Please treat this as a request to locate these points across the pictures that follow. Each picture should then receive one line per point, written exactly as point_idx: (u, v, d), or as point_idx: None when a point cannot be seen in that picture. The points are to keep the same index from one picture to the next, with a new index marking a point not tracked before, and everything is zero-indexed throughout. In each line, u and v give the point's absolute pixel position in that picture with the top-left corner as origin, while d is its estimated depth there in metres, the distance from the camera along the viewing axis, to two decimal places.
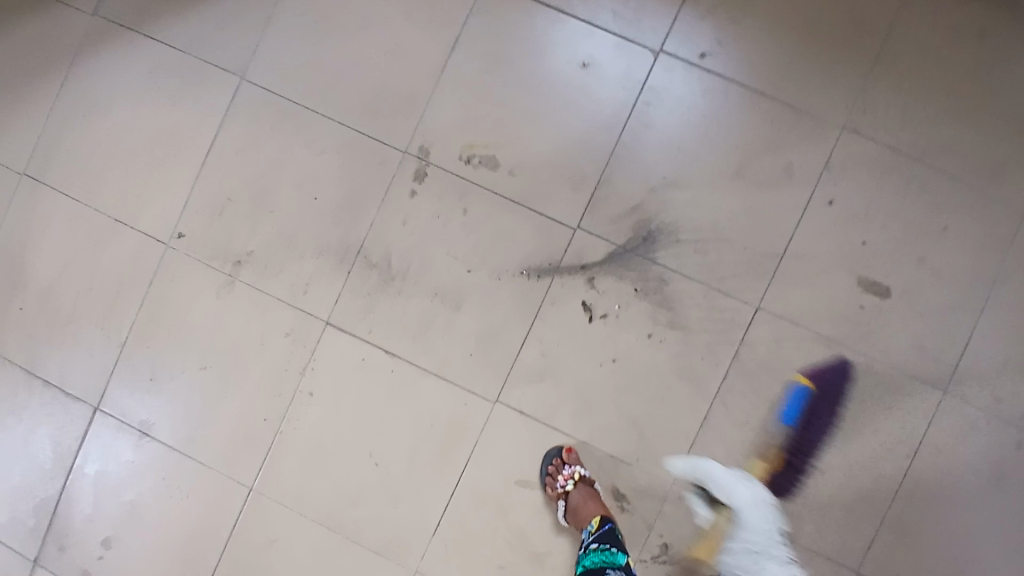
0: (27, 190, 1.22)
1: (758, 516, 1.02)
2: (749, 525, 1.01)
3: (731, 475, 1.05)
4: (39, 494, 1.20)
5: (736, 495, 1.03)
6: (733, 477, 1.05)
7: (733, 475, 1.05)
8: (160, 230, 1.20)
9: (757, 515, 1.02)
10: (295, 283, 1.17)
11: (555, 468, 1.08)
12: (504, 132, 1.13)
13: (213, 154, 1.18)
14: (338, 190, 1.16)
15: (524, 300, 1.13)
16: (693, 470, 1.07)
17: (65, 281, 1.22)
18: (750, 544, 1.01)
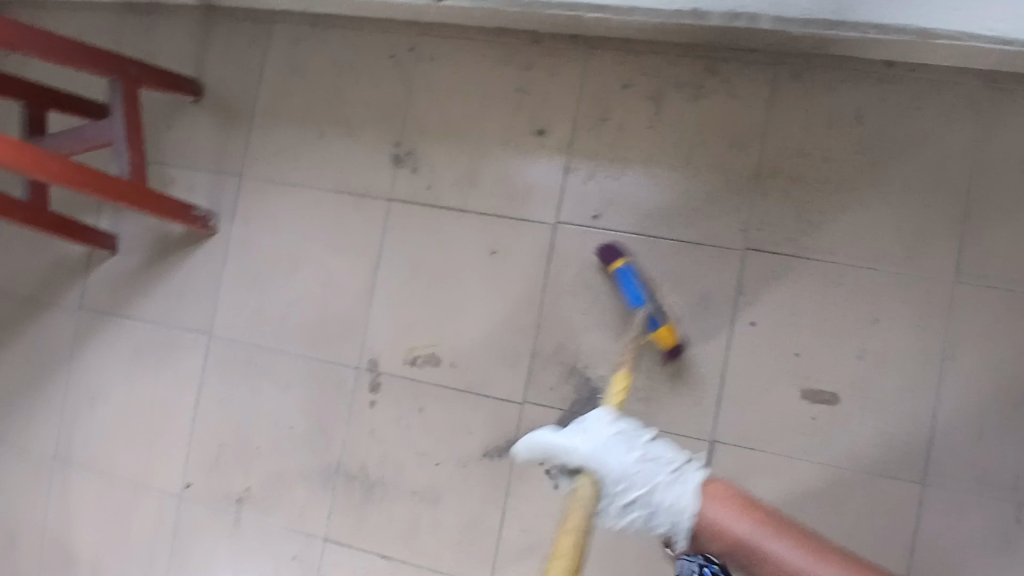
0: (59, 473, 1.39)
1: (609, 456, 0.81)
2: (603, 477, 0.81)
3: (579, 429, 0.84)
4: None
5: (580, 457, 0.81)
6: (589, 430, 0.83)
7: (574, 436, 0.84)
8: (172, 485, 1.33)
9: (614, 457, 0.81)
10: (292, 507, 1.27)
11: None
12: (438, 330, 1.23)
13: (200, 408, 1.32)
14: (309, 415, 1.27)
15: (493, 480, 1.19)
16: (534, 453, 0.85)
17: (105, 546, 1.36)
18: (625, 482, 0.81)
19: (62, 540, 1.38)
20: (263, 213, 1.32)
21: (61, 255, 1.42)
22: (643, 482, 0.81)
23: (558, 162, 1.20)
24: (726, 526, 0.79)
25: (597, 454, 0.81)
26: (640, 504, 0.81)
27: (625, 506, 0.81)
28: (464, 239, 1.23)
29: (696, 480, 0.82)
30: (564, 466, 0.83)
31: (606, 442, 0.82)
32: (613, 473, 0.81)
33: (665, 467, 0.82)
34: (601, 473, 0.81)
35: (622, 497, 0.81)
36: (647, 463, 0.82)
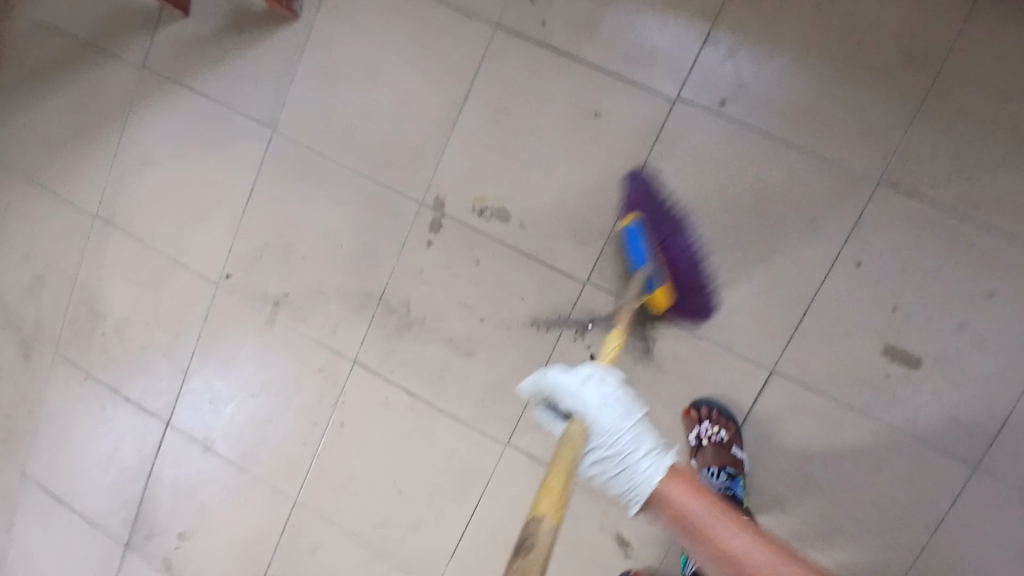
0: (98, 230, 1.36)
1: (602, 416, 0.84)
2: (592, 427, 0.84)
3: (585, 378, 0.87)
4: (129, 490, 1.43)
5: (580, 403, 0.85)
6: (593, 382, 0.86)
7: (580, 381, 0.87)
8: (209, 272, 1.30)
9: (606, 410, 0.85)
10: (325, 323, 1.24)
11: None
12: (514, 184, 1.13)
13: (248, 203, 1.26)
14: (359, 238, 1.21)
15: (534, 350, 1.15)
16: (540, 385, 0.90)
17: (136, 313, 1.36)
18: (613, 441, 0.84)
19: (95, 296, 1.38)
20: (353, 7, 1.18)
21: (128, 3, 1.30)
22: (621, 444, 0.84)
23: (697, 30, 1.05)
24: (685, 511, 0.79)
25: (588, 404, 0.85)
26: (608, 457, 0.84)
27: (601, 456, 0.85)
28: (568, 92, 1.09)
29: (669, 464, 0.83)
30: (562, 406, 0.88)
31: (611, 402, 0.84)
32: (609, 427, 0.84)
33: (641, 441, 0.84)
34: (597, 426, 0.84)
35: (603, 450, 0.85)
36: (636, 434, 0.84)
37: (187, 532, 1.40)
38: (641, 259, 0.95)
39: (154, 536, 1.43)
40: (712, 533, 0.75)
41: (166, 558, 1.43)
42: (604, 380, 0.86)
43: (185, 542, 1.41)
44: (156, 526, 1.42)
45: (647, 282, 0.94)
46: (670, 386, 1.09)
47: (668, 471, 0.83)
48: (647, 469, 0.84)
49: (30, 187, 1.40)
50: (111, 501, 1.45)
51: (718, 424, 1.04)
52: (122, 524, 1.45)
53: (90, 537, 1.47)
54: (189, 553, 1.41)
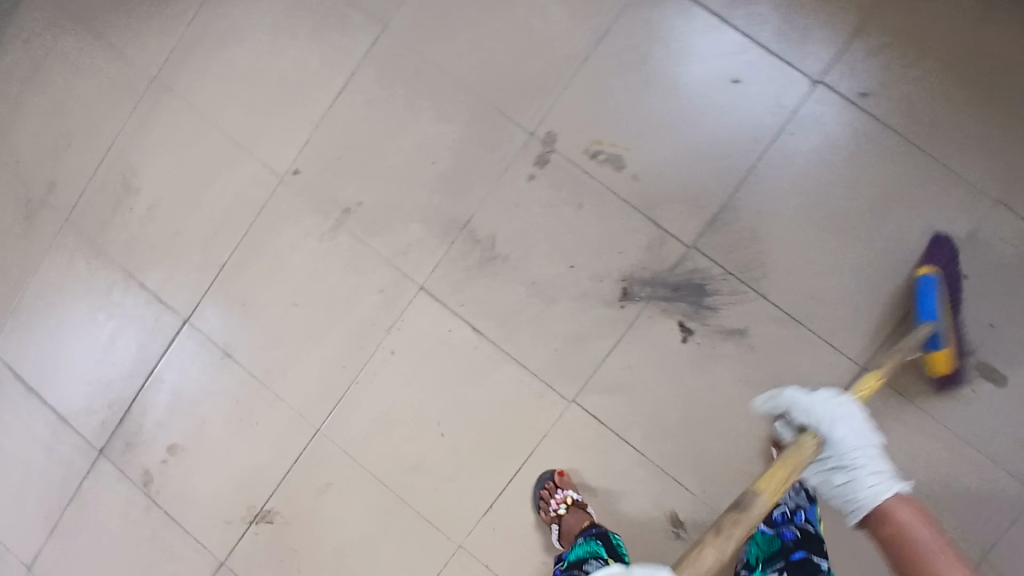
0: (154, 96, 1.24)
1: (835, 426, 0.80)
2: (825, 437, 0.80)
3: (823, 395, 0.84)
4: (116, 391, 1.27)
5: (811, 413, 0.83)
6: (838, 399, 0.82)
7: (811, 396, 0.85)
8: (277, 165, 1.20)
9: (846, 429, 0.80)
10: (398, 241, 1.17)
11: (553, 486, 1.11)
12: (635, 135, 1.10)
13: (340, 100, 1.18)
14: (456, 160, 1.15)
15: (622, 308, 1.11)
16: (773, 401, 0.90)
17: (178, 193, 1.24)
18: (839, 453, 0.80)
19: (132, 167, 1.25)
20: None
21: None
22: (857, 458, 0.78)
23: (851, 19, 1.05)
24: (901, 527, 0.70)
25: (828, 414, 0.81)
26: (835, 468, 0.80)
27: (832, 472, 0.80)
28: (710, 53, 1.08)
29: (897, 488, 0.75)
30: (795, 419, 0.86)
31: (842, 416, 0.80)
32: (841, 439, 0.80)
33: (855, 449, 0.79)
34: (829, 438, 0.80)
35: (835, 455, 0.80)
36: (869, 456, 0.79)
37: (178, 448, 1.25)
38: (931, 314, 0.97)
39: (134, 447, 1.26)
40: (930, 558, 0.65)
41: (145, 474, 1.26)
42: (843, 402, 0.82)
43: (173, 459, 1.25)
44: (142, 437, 1.26)
45: (932, 337, 0.97)
46: (757, 365, 1.08)
47: (899, 494, 0.75)
48: (872, 485, 0.76)
49: (86, 40, 1.27)
50: (90, 401, 1.28)
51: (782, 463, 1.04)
52: (100, 428, 1.28)
53: (57, 437, 1.30)
54: (175, 471, 1.25)
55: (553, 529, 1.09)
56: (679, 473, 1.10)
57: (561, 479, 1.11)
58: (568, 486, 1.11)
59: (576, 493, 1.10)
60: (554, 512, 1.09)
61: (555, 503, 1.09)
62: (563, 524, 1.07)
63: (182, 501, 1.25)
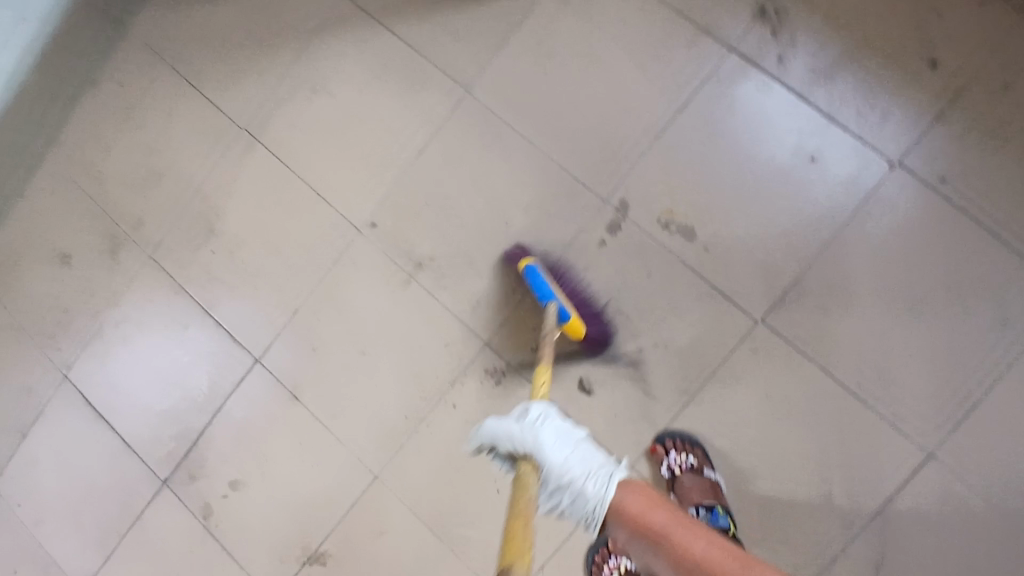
0: (243, 144, 1.30)
1: (546, 449, 0.88)
2: (546, 462, 0.88)
3: (532, 422, 0.90)
4: (185, 423, 1.32)
5: (538, 442, 0.88)
6: (527, 419, 0.90)
7: (526, 424, 0.90)
8: (355, 215, 1.25)
9: (552, 445, 0.88)
10: (468, 295, 1.19)
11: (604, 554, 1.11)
12: (708, 207, 1.12)
13: (419, 157, 1.22)
14: (528, 220, 1.17)
15: (687, 377, 1.11)
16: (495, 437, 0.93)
17: (258, 237, 1.29)
18: (574, 475, 0.87)
19: (216, 209, 1.31)
20: None
21: None
22: (574, 471, 0.87)
23: (932, 103, 1.06)
24: (648, 513, 0.84)
25: (534, 434, 0.89)
26: (563, 488, 0.88)
27: (554, 491, 0.88)
28: (787, 130, 1.10)
29: (620, 478, 0.87)
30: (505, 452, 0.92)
31: (570, 436, 0.89)
32: (565, 462, 0.88)
33: (585, 458, 0.88)
34: (545, 459, 0.88)
35: (556, 477, 0.88)
36: (593, 474, 0.88)
37: (239, 482, 1.28)
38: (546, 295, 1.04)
39: (197, 478, 1.30)
40: (660, 534, 0.82)
41: (206, 507, 1.30)
42: (539, 419, 0.90)
43: (235, 493, 1.28)
44: (206, 469, 1.30)
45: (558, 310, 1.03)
46: (821, 444, 1.06)
47: (620, 485, 0.87)
48: (587, 487, 0.87)
49: (182, 84, 1.34)
50: (159, 429, 1.33)
51: (685, 451, 1.07)
52: (167, 458, 1.32)
53: (122, 462, 1.34)
54: (233, 505, 1.28)
55: None
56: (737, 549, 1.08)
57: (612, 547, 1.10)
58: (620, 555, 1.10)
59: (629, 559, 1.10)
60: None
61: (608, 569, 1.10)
62: None
63: (238, 536, 1.28)
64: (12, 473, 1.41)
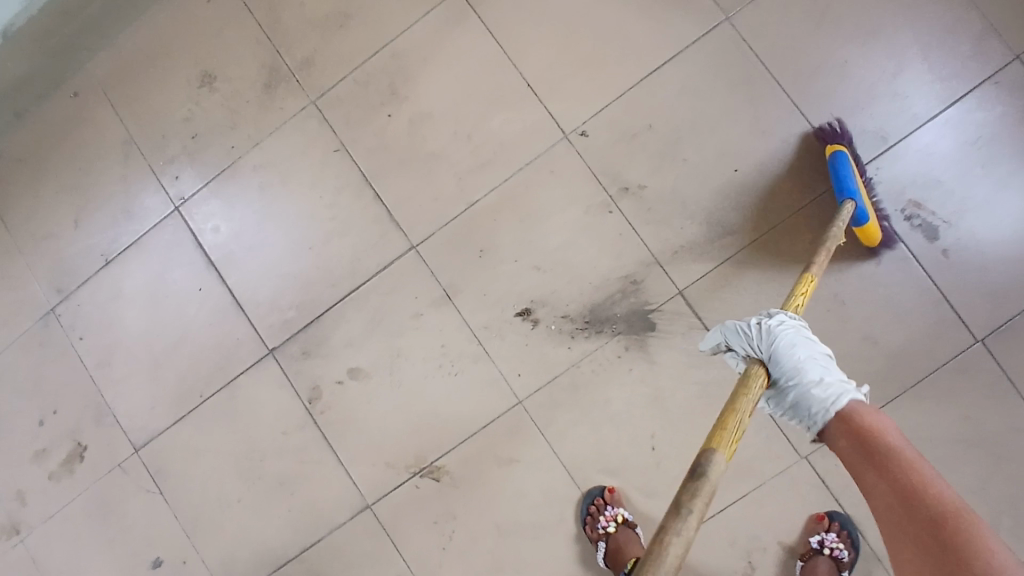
0: (455, 9, 1.16)
1: (779, 357, 0.74)
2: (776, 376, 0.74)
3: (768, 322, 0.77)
4: (310, 295, 1.18)
5: (786, 345, 0.74)
6: (768, 321, 0.77)
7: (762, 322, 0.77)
8: (566, 120, 1.13)
9: (790, 342, 0.74)
10: (672, 236, 1.10)
11: (603, 501, 1.08)
12: (957, 210, 1.06)
13: (655, 76, 1.11)
14: (759, 175, 1.09)
15: (887, 380, 1.06)
16: (714, 343, 0.85)
17: (448, 115, 1.16)
18: (803, 388, 0.72)
19: (407, 72, 1.17)
20: None
21: None
22: (816, 375, 0.72)
23: None
24: None
25: (764, 336, 0.76)
26: (803, 388, 0.72)
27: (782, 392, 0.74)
28: None
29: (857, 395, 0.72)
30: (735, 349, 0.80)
31: (811, 354, 0.73)
32: (800, 362, 0.73)
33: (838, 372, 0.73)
34: (778, 358, 0.74)
35: (793, 374, 0.72)
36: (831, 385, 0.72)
37: (361, 372, 1.16)
38: (851, 190, 0.98)
39: (312, 358, 1.17)
40: None
41: (315, 389, 1.17)
42: (782, 326, 0.75)
43: (353, 382, 1.16)
44: (325, 350, 1.17)
45: (858, 211, 0.99)
46: (1009, 478, 1.03)
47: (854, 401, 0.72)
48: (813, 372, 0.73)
49: None
50: (277, 293, 1.19)
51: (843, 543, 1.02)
52: (279, 328, 1.19)
53: (224, 318, 1.20)
54: (348, 396, 1.16)
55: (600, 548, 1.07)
56: (894, 562, 1.04)
57: (611, 496, 1.09)
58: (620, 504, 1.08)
59: (625, 511, 1.09)
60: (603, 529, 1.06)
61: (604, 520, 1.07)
62: (614, 542, 1.05)
63: (345, 429, 1.16)
64: (86, 302, 1.25)
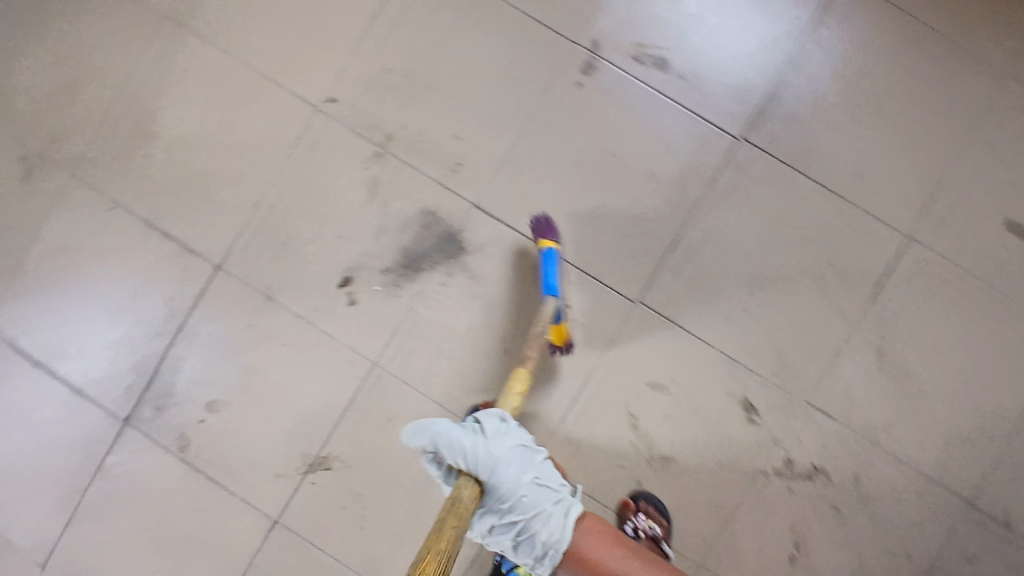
0: (170, 36, 1.19)
1: (500, 470, 0.86)
2: (491, 486, 0.86)
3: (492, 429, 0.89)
4: (141, 353, 1.17)
5: (489, 461, 0.85)
6: (485, 433, 0.88)
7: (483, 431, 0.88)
8: (310, 93, 1.16)
9: (506, 470, 0.86)
10: (447, 159, 1.14)
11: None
12: (677, 37, 1.14)
13: (374, 23, 1.16)
14: (499, 74, 1.15)
15: (677, 205, 1.14)
16: (423, 430, 0.88)
17: (203, 135, 1.18)
18: (522, 500, 0.87)
19: (150, 110, 1.18)
20: None
21: None
22: (534, 503, 0.87)
23: None
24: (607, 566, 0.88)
25: (492, 459, 0.86)
26: (514, 516, 0.87)
27: (491, 521, 0.87)
28: None
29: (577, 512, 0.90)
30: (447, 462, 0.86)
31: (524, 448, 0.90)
32: (516, 485, 0.86)
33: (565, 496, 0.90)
34: (492, 485, 0.86)
35: (504, 506, 0.86)
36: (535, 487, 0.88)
37: (218, 402, 1.17)
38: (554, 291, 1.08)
39: (167, 409, 1.17)
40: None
41: (182, 436, 1.17)
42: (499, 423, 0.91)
43: (214, 415, 1.17)
44: (176, 396, 1.17)
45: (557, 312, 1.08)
46: (811, 245, 1.13)
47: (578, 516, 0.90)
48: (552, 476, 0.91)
49: None
50: (111, 365, 1.18)
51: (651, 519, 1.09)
52: (125, 395, 1.18)
53: (68, 409, 1.18)
54: (216, 429, 1.17)
55: None
56: (748, 359, 1.13)
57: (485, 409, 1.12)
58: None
59: None
60: None
61: None
62: None
63: (225, 460, 1.17)
64: None
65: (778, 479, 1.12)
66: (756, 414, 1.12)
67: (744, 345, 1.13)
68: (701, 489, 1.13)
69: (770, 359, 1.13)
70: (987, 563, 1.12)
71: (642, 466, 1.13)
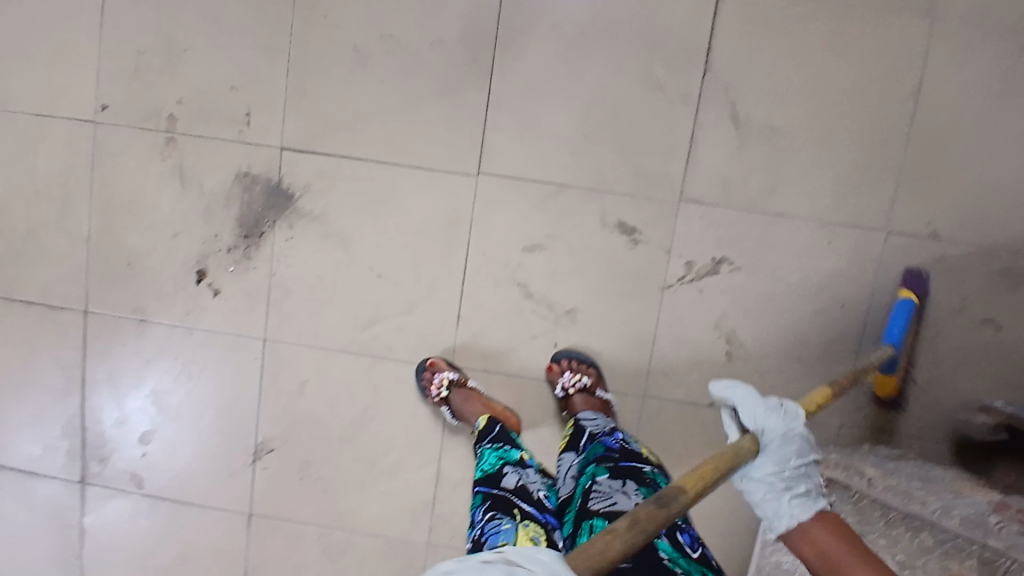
0: None
1: (769, 454, 0.71)
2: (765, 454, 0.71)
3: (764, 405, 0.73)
4: (61, 417, 1.19)
5: (764, 424, 0.72)
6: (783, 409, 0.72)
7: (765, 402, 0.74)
8: (82, 109, 1.11)
9: (776, 446, 0.71)
10: (236, 116, 1.09)
11: (429, 374, 1.09)
12: None
13: (105, 11, 1.09)
14: (245, 8, 1.07)
15: (474, 59, 1.06)
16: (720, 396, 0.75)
17: (7, 195, 1.14)
18: (780, 482, 0.70)
19: None
20: None
21: None
22: (800, 482, 0.70)
23: None
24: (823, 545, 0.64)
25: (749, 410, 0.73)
26: (797, 498, 0.69)
27: (756, 497, 0.71)
28: None
29: (817, 508, 0.68)
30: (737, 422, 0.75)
31: (789, 429, 0.71)
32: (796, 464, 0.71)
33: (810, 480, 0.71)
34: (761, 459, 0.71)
35: (789, 482, 0.70)
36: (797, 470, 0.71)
37: (151, 432, 1.18)
38: None
39: (111, 456, 1.19)
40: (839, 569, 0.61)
41: (135, 475, 1.19)
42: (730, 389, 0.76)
43: (151, 445, 1.18)
44: (109, 443, 1.19)
45: None
46: (625, 39, 1.03)
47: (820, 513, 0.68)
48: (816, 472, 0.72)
49: None
50: (43, 438, 1.19)
51: (578, 372, 1.06)
52: (69, 459, 1.19)
53: (29, 493, 1.21)
54: (159, 457, 1.19)
55: (446, 412, 1.08)
56: (610, 183, 1.07)
57: (434, 366, 1.09)
58: (444, 368, 1.08)
59: (453, 371, 1.08)
60: (438, 396, 1.07)
61: (436, 388, 1.07)
62: (452, 405, 1.07)
63: (179, 481, 1.19)
64: None
65: (686, 287, 1.08)
66: (638, 233, 1.07)
67: (600, 170, 1.06)
68: (617, 327, 1.10)
69: (630, 173, 1.06)
70: (922, 282, 1.05)
71: (552, 330, 1.10)
